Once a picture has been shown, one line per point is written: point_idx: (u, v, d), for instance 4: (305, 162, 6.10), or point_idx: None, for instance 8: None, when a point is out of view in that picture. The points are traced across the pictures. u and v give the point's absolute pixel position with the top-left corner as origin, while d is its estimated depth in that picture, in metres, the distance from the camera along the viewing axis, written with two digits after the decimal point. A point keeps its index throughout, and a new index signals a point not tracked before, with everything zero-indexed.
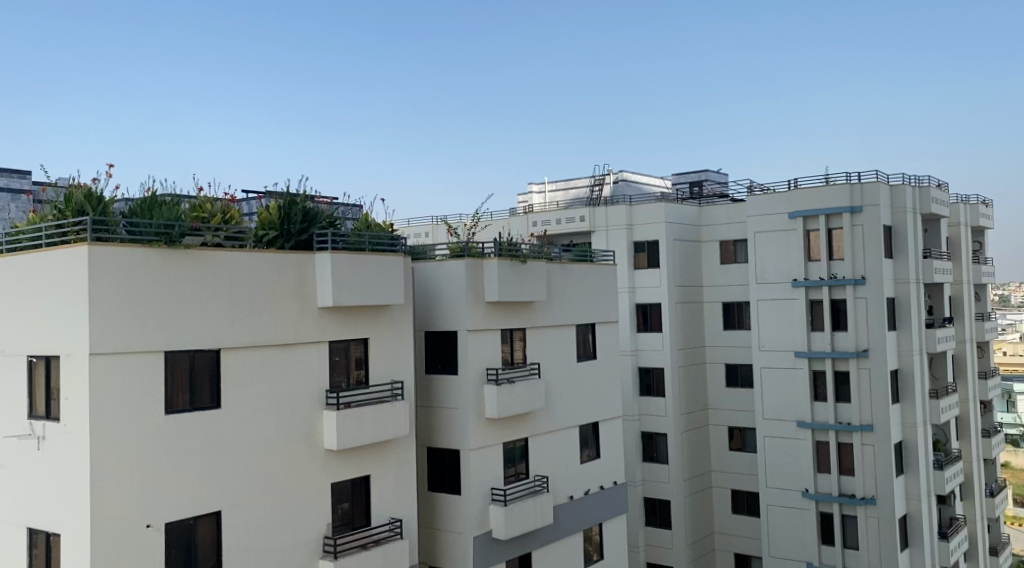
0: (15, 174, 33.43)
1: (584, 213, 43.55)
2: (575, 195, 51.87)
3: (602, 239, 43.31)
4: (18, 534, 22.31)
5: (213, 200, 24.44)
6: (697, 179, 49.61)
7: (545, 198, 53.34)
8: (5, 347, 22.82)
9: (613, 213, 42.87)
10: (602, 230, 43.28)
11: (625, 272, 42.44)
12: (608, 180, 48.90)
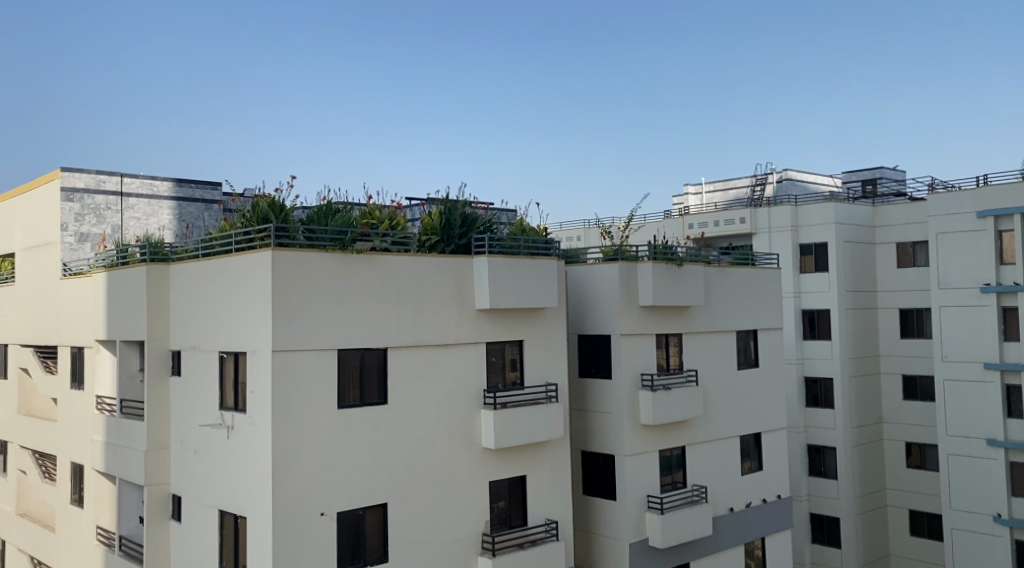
0: (209, 185, 34.32)
1: (744, 213, 41.90)
2: (734, 195, 50.71)
3: (765, 243, 41.65)
4: (210, 514, 24.35)
5: (381, 207, 25.64)
6: (871, 177, 46.29)
7: (702, 199, 52.59)
8: (199, 343, 24.98)
9: (776, 214, 41.24)
10: (764, 232, 41.63)
11: (790, 276, 40.79)
12: (770, 180, 47.35)
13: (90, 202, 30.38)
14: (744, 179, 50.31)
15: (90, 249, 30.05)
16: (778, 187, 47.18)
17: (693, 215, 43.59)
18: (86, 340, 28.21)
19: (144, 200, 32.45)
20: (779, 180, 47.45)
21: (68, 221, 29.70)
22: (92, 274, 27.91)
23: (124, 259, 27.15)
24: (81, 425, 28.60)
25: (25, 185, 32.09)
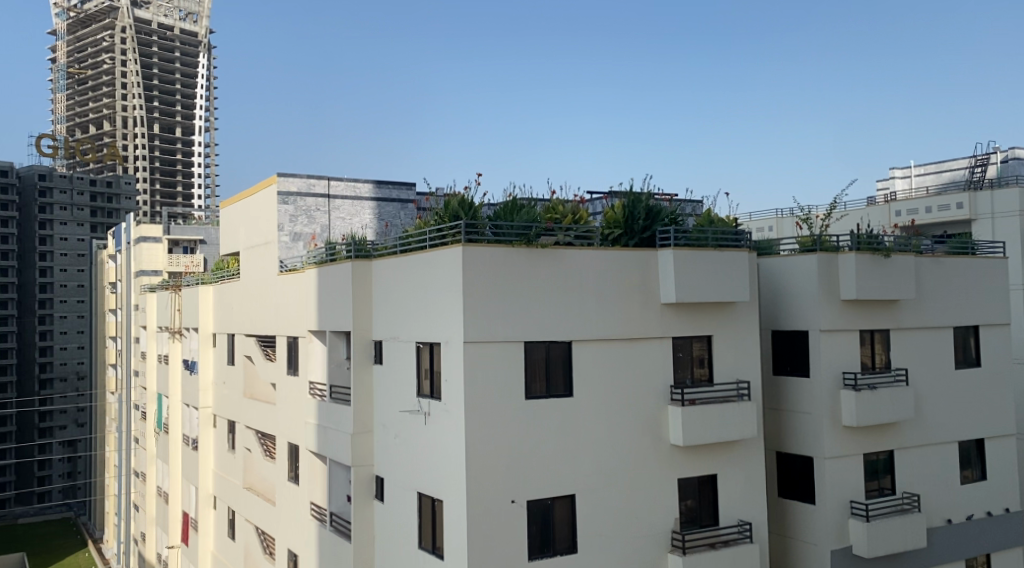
0: (404, 185, 34.73)
1: (963, 198, 38.51)
2: (949, 178, 46.82)
3: (987, 229, 38.01)
4: (410, 496, 25.34)
5: (564, 201, 25.53)
6: None
7: (911, 183, 49.04)
8: (397, 333, 26.06)
9: (1001, 198, 37.47)
10: (986, 218, 37.96)
11: (1019, 267, 36.98)
12: (992, 160, 43.21)
13: (302, 205, 32.46)
14: (961, 162, 45.86)
15: (303, 247, 32.46)
16: (1002, 167, 42.86)
17: (899, 202, 40.45)
18: (302, 329, 30.58)
19: (348, 201, 33.73)
20: (1004, 159, 43.08)
21: (285, 221, 32.09)
22: (305, 270, 30.15)
23: (332, 256, 28.97)
24: (297, 408, 31.05)
25: (248, 189, 35.07)
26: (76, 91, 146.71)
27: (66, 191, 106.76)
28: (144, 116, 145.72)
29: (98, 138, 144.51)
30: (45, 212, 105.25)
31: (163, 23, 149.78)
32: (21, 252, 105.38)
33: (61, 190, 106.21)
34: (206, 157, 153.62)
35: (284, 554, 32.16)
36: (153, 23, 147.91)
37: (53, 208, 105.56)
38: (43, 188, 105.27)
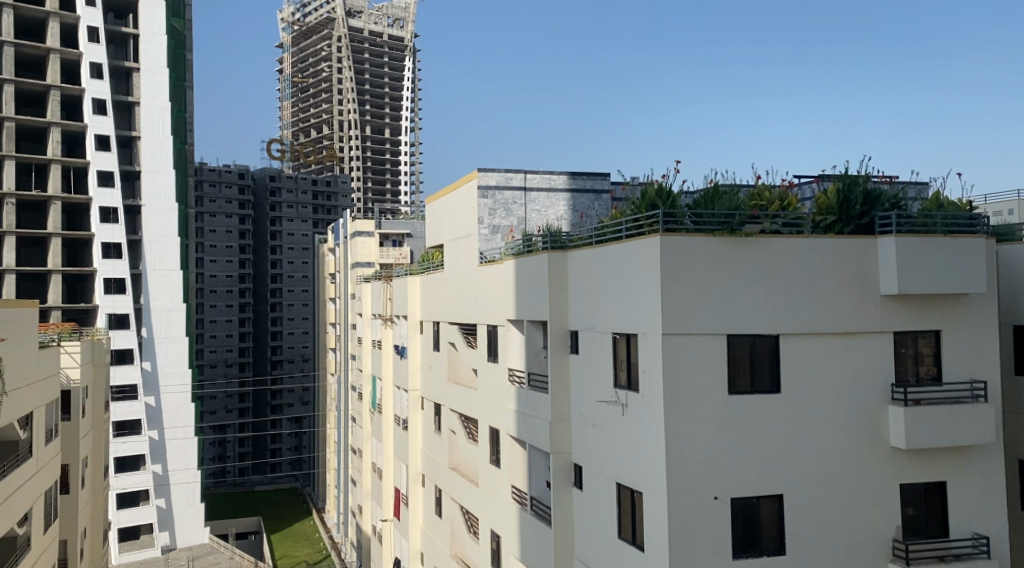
0: (599, 175, 33.54)
1: None
2: None
3: None
4: (609, 487, 24.73)
5: (771, 187, 23.92)
6: None
7: None
8: (595, 323, 25.52)
9: None
10: None
11: None
12: None
13: (500, 198, 32.71)
14: None
15: (502, 240, 32.71)
16: None
17: None
18: (501, 318, 30.92)
19: (543, 193, 33.28)
20: None
21: (484, 215, 32.56)
22: (503, 261, 30.39)
23: (528, 248, 28.99)
24: (499, 395, 31.34)
25: (452, 184, 35.86)
26: (300, 101, 160.18)
27: (292, 191, 116.25)
28: (357, 119, 153.67)
29: (319, 140, 156.26)
30: (275, 210, 114.86)
31: (374, 31, 156.94)
32: (257, 246, 115.53)
33: (289, 190, 115.63)
34: (413, 156, 159.58)
35: (487, 534, 32.82)
36: (366, 31, 155.12)
37: (282, 207, 115.04)
38: (273, 188, 115.10)
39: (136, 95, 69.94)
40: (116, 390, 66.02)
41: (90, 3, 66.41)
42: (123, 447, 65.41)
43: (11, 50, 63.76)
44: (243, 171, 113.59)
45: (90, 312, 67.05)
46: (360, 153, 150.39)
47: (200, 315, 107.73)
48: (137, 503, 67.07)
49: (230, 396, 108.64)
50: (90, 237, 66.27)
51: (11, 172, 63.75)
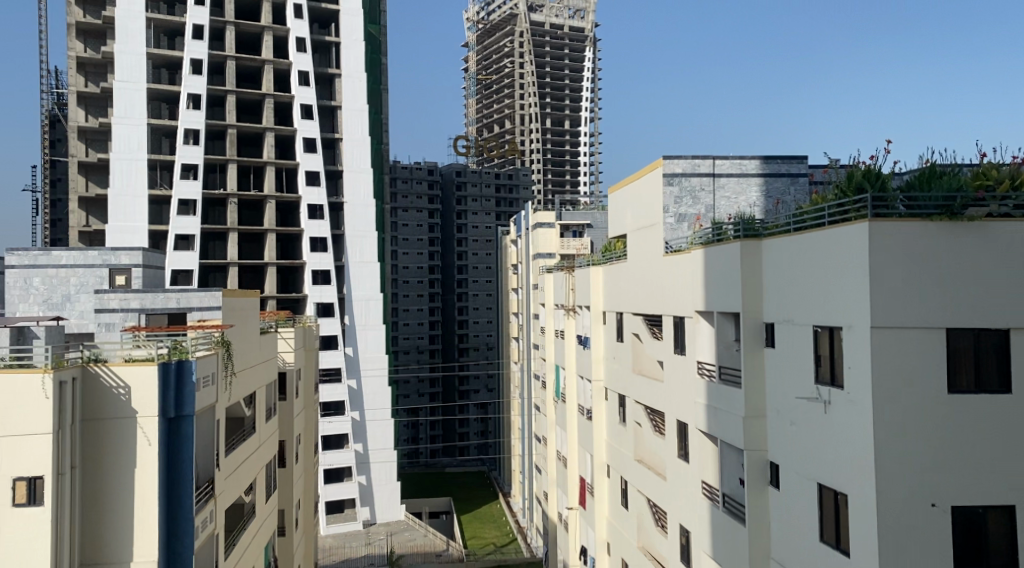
0: (795, 159, 31.98)
1: None
2: None
3: None
4: (809, 488, 23.73)
5: (999, 165, 21.82)
6: None
7: None
8: (794, 315, 24.52)
9: None
10: None
11: None
12: None
13: (687, 185, 32.03)
14: None
15: (689, 228, 32.32)
16: None
17: None
18: (689, 309, 30.35)
19: (734, 179, 32.09)
20: None
21: (669, 203, 32.16)
22: (692, 250, 29.87)
23: (718, 236, 28.40)
24: (687, 387, 30.85)
25: (635, 172, 35.57)
26: (482, 96, 164.23)
27: (477, 185, 119.64)
28: (538, 112, 155.06)
29: (501, 134, 159.84)
30: (461, 204, 118.54)
31: (555, 24, 158.35)
32: (444, 239, 119.42)
33: (474, 184, 119.11)
34: (593, 146, 159.98)
35: (675, 528, 32.50)
36: (547, 25, 156.80)
37: (468, 201, 118.59)
38: (458, 183, 118.59)
39: (338, 99, 73.88)
40: (322, 372, 70.57)
41: (298, 15, 70.64)
42: (329, 425, 70.13)
43: (232, 64, 69.14)
44: (432, 168, 117.89)
45: (301, 300, 71.96)
46: (541, 145, 152.94)
47: (394, 305, 112.26)
48: (341, 479, 71.09)
49: (421, 381, 112.66)
50: (300, 233, 70.86)
51: (233, 175, 69.15)
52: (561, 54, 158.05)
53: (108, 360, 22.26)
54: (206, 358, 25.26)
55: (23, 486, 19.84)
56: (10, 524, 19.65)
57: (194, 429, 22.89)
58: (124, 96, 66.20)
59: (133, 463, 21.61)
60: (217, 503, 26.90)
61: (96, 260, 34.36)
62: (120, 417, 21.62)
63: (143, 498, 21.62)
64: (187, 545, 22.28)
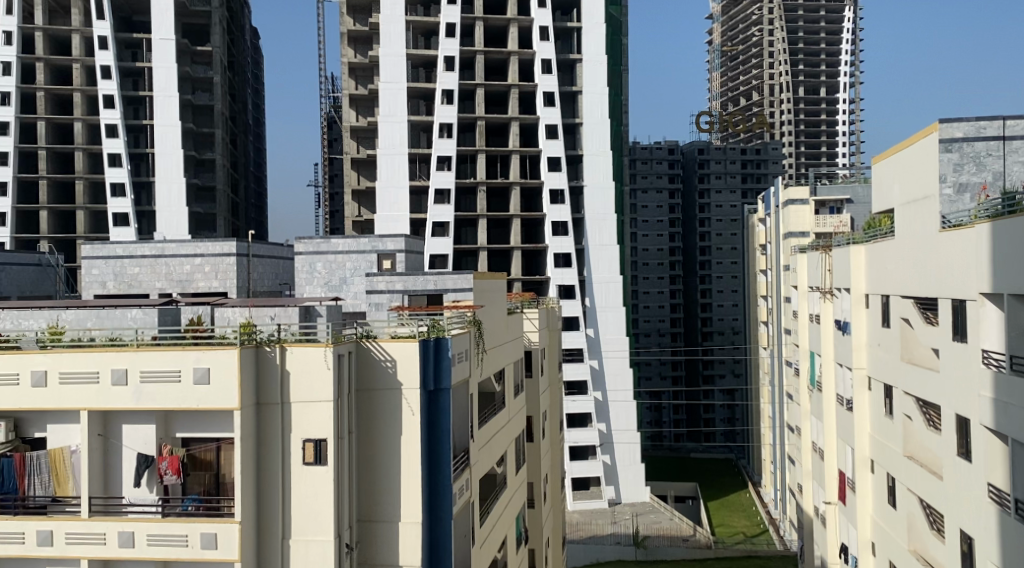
0: None
1: None
2: None
3: None
4: None
5: None
6: None
7: None
8: None
9: None
10: None
11: None
12: None
13: (969, 150, 29.88)
14: None
15: (970, 199, 29.99)
16: None
17: None
18: (971, 291, 28.15)
19: None
20: None
21: (947, 171, 30.05)
22: (976, 223, 27.78)
23: (1010, 206, 26.14)
24: (969, 378, 28.58)
25: (905, 139, 33.69)
26: (728, 68, 160.09)
27: (721, 161, 115.96)
28: (790, 81, 148.61)
29: (748, 107, 155.04)
30: (704, 182, 115.82)
31: None
32: (687, 219, 117.57)
33: (717, 161, 115.77)
34: (853, 112, 150.67)
35: (954, 533, 30.23)
36: None
37: (711, 178, 115.45)
38: (701, 161, 116.17)
39: (579, 84, 75.07)
40: (566, 352, 72.36)
41: (541, 5, 72.46)
42: (573, 404, 71.56)
43: (481, 58, 72.44)
44: (674, 146, 116.85)
45: (544, 283, 74.02)
46: (793, 117, 146.87)
47: (635, 288, 114.14)
48: (586, 458, 72.07)
49: (664, 364, 113.06)
50: (543, 217, 72.96)
51: (483, 164, 72.86)
52: (815, 18, 149.18)
53: (377, 336, 24.67)
54: (460, 335, 27.09)
55: (310, 447, 22.54)
56: (301, 479, 22.52)
57: (450, 403, 24.58)
58: (388, 95, 71.36)
59: (399, 430, 23.78)
60: (472, 471, 28.81)
61: (366, 246, 38.07)
62: (387, 387, 23.80)
63: (407, 465, 23.69)
64: (446, 512, 24.05)
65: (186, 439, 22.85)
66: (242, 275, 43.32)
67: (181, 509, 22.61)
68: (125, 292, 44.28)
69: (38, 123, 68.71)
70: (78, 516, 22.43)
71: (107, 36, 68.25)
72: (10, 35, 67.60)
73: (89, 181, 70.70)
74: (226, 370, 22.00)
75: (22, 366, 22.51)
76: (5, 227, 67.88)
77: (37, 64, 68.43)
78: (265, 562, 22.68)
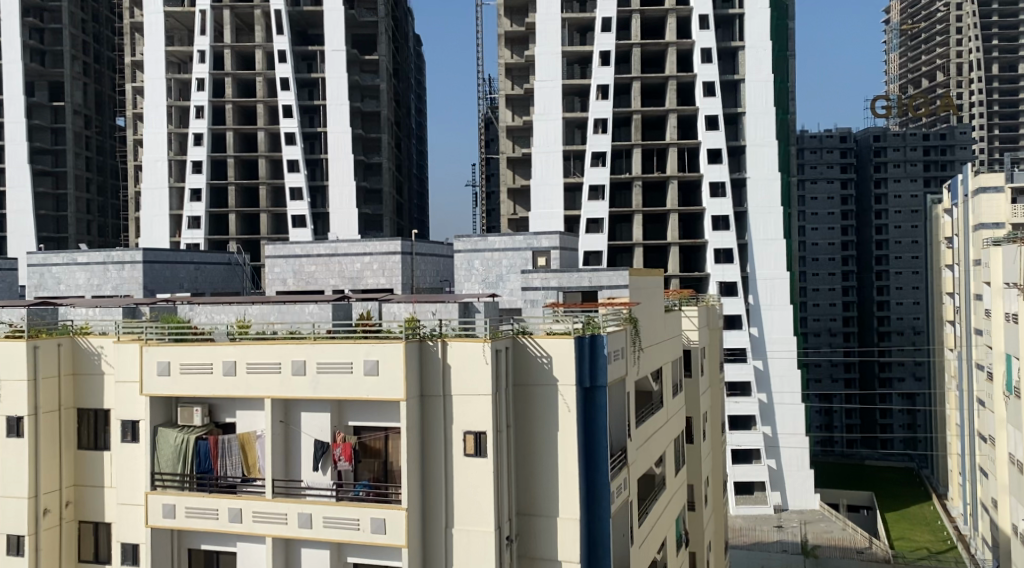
0: None
1: None
2: None
3: None
4: None
5: None
6: None
7: None
8: None
9: None
10: None
11: None
12: None
13: None
14: None
15: None
16: None
17: None
18: None
19: None
20: None
21: None
22: None
23: None
24: None
25: None
26: (908, 48, 151.03)
27: (900, 148, 108.27)
28: (981, 59, 138.28)
29: (931, 89, 145.62)
30: (880, 171, 108.77)
31: None
32: (862, 210, 111.72)
33: (895, 148, 108.14)
34: None
35: None
36: None
37: (888, 167, 108.27)
38: (877, 148, 108.73)
39: (742, 73, 72.89)
40: (727, 352, 70.66)
41: None
42: (736, 406, 69.71)
43: (638, 50, 71.95)
44: (846, 133, 111.76)
45: (702, 279, 72.35)
46: (984, 99, 136.93)
47: (804, 285, 110.47)
48: (749, 461, 69.86)
49: (835, 366, 108.92)
50: (702, 211, 71.67)
51: (638, 158, 72.42)
52: None
53: (533, 333, 25.49)
54: (615, 333, 27.25)
55: (470, 439, 23.99)
56: (465, 469, 23.98)
57: (606, 400, 25.11)
58: (543, 94, 72.40)
59: (557, 426, 24.61)
60: (630, 471, 28.91)
61: (522, 244, 42.46)
62: (544, 383, 24.69)
63: (565, 461, 24.50)
64: (604, 507, 24.73)
65: (358, 427, 24.98)
66: (406, 273, 47.09)
67: (352, 494, 24.62)
68: (304, 290, 48.15)
69: (227, 133, 74.49)
70: (263, 496, 25.15)
71: (285, 50, 73.11)
72: (203, 53, 72.92)
73: (272, 186, 76.06)
74: (393, 362, 23.87)
75: (215, 356, 25.55)
76: (198, 230, 73.42)
77: (226, 79, 74.08)
78: (429, 548, 24.23)
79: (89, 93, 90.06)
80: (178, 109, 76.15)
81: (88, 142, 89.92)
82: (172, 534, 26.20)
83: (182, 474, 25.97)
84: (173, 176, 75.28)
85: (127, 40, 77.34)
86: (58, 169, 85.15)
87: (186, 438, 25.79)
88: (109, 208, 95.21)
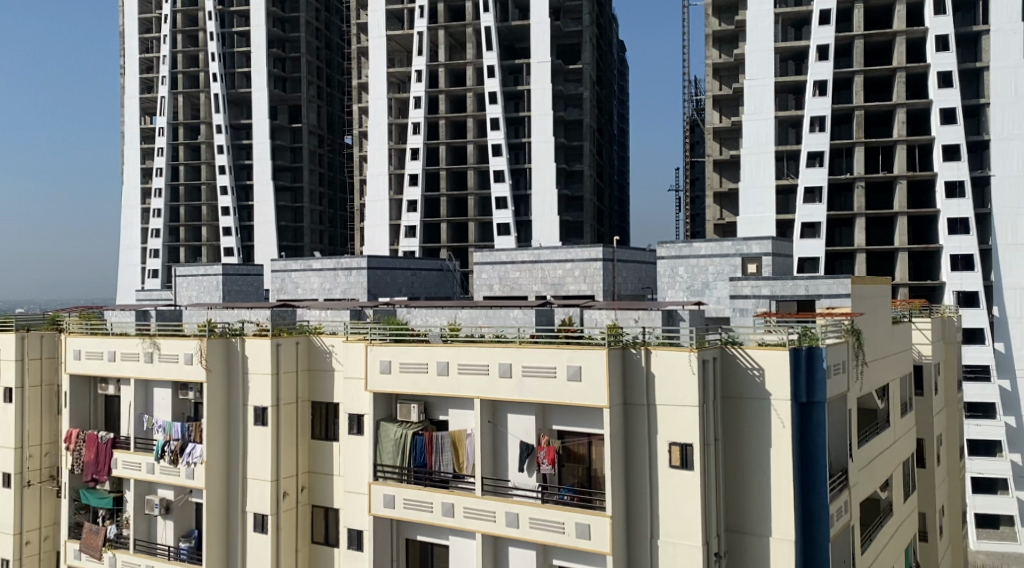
0: None
1: None
2: None
3: None
4: None
5: None
6: None
7: None
8: None
9: None
10: None
11: None
12: None
13: None
14: None
15: None
16: None
17: None
18: None
19: None
20: None
21: None
22: None
23: None
24: None
25: None
26: None
27: None
28: None
29: None
30: None
31: None
32: None
33: None
34: None
35: None
36: None
37: None
38: None
39: (986, 59, 65.99)
40: (966, 369, 64.03)
41: None
42: (977, 429, 62.83)
43: (860, 42, 67.28)
44: None
45: (937, 288, 66.41)
46: None
47: None
48: (993, 492, 62.42)
49: None
50: (936, 214, 66.11)
51: (861, 158, 67.85)
52: None
53: (743, 343, 24.66)
54: (836, 345, 25.80)
55: (676, 451, 23.62)
56: (671, 481, 23.63)
57: (825, 417, 23.77)
58: (753, 93, 69.38)
59: (769, 442, 23.62)
60: (852, 494, 27.05)
61: (731, 250, 42.83)
62: (756, 397, 23.79)
63: (779, 480, 23.46)
64: (822, 529, 23.41)
65: (562, 431, 25.48)
66: (608, 278, 47.34)
67: (557, 497, 25.10)
68: (507, 294, 50.90)
69: (440, 147, 78.51)
70: (473, 493, 26.17)
71: (494, 64, 75.57)
72: (420, 73, 77.40)
73: (480, 196, 79.12)
74: (597, 368, 24.12)
75: (430, 356, 26.98)
76: (414, 238, 77.96)
77: (440, 96, 78.04)
78: (634, 557, 24.11)
79: (322, 114, 98.25)
80: (398, 126, 81.07)
81: (321, 159, 98.16)
82: (392, 524, 27.83)
83: (401, 467, 27.52)
84: (393, 189, 80.12)
85: (355, 65, 83.57)
86: (297, 184, 93.56)
87: (404, 433, 27.40)
88: (339, 219, 103.39)
